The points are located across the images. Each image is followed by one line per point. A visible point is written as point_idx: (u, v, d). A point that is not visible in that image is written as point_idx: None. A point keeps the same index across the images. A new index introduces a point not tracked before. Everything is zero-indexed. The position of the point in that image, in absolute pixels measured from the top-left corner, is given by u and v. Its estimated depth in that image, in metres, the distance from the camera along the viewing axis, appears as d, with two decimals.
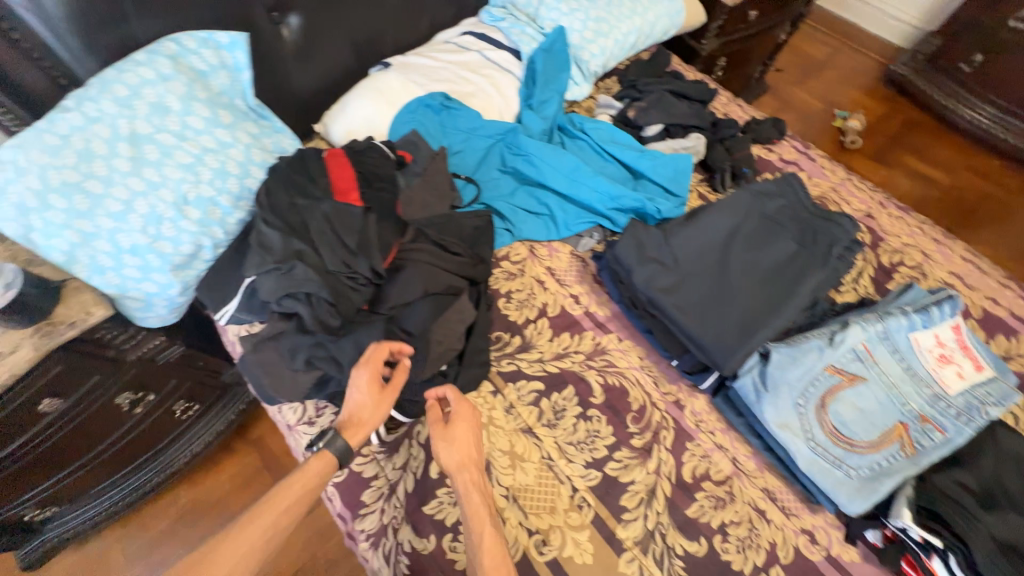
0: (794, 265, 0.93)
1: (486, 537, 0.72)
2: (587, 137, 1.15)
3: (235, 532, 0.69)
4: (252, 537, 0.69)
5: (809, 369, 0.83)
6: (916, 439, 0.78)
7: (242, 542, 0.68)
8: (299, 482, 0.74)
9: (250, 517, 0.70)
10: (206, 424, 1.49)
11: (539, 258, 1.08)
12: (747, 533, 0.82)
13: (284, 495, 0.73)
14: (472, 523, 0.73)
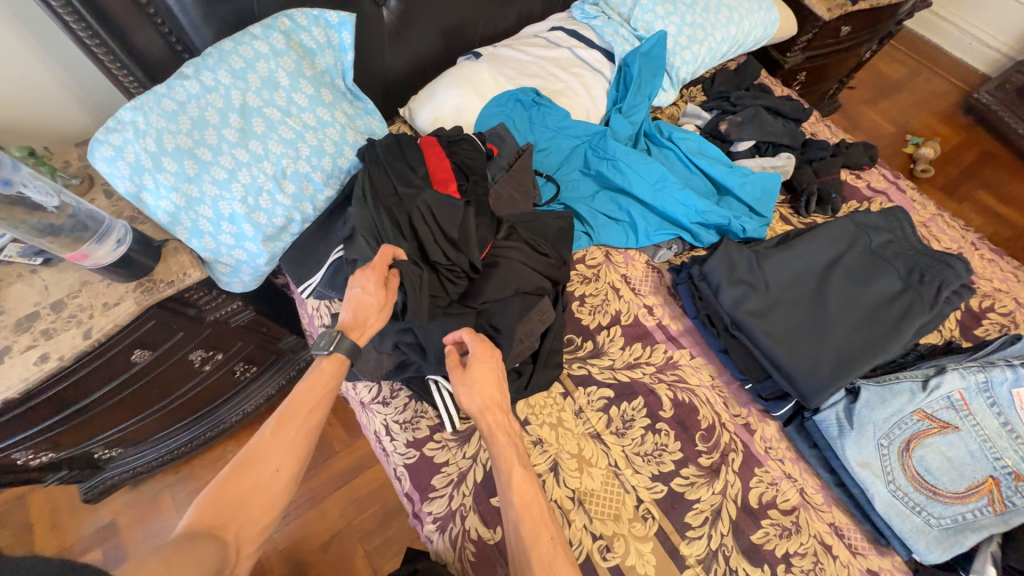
0: (897, 304, 0.91)
1: (514, 476, 0.71)
2: (675, 147, 1.13)
3: (276, 436, 0.68)
4: (293, 432, 0.69)
5: (896, 411, 0.82)
6: (1009, 496, 0.74)
7: (284, 442, 0.68)
8: (325, 386, 0.75)
9: (284, 422, 0.70)
10: (261, 386, 1.54)
11: (615, 265, 1.07)
12: (812, 566, 0.81)
13: (307, 397, 0.73)
14: (499, 462, 0.72)
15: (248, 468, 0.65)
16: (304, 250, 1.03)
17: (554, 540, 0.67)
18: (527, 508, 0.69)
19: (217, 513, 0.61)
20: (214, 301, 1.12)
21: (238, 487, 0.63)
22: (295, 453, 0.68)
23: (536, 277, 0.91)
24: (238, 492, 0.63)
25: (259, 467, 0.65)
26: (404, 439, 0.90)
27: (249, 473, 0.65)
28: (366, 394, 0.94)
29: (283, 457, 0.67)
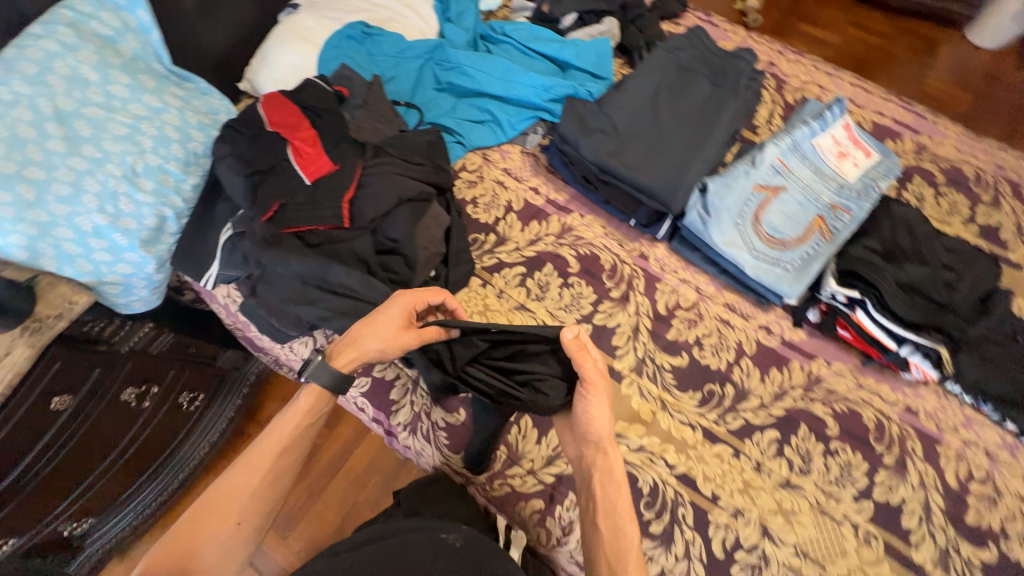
0: (713, 101, 1.05)
1: (622, 514, 0.70)
2: (510, 39, 1.20)
3: (240, 476, 0.73)
4: (256, 479, 0.73)
5: (742, 192, 0.96)
6: (831, 224, 0.94)
7: (251, 485, 0.73)
8: (300, 412, 0.78)
9: (251, 463, 0.74)
10: (217, 414, 1.46)
11: (493, 162, 1.15)
12: (718, 340, 0.99)
13: (280, 435, 0.76)
14: (612, 493, 0.71)
15: (208, 509, 0.70)
16: (192, 244, 1.03)
17: None
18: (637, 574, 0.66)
19: (166, 565, 0.66)
20: (118, 331, 1.11)
21: (197, 537, 0.68)
22: (255, 499, 0.72)
23: (416, 185, 0.95)
24: (195, 543, 0.68)
25: (220, 513, 0.70)
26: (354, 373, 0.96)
27: (208, 515, 0.69)
28: (304, 348, 0.98)
29: (243, 505, 0.72)
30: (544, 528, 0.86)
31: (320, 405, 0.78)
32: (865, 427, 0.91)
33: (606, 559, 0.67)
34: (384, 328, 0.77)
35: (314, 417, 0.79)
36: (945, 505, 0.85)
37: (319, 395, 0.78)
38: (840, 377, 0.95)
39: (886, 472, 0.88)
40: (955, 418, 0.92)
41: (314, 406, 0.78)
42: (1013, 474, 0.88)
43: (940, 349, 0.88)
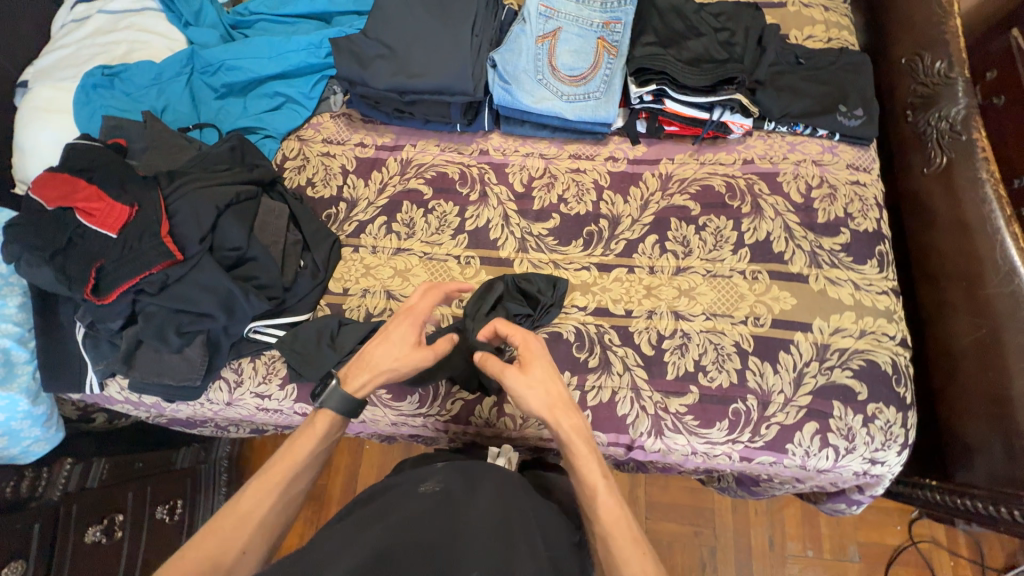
0: None
1: (586, 458, 0.72)
2: (260, 16, 1.15)
3: (248, 501, 0.67)
4: (265, 504, 0.67)
5: (529, 51, 1.02)
6: (611, 40, 1.02)
7: (260, 509, 0.66)
8: (307, 440, 0.73)
9: (261, 486, 0.68)
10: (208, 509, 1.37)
11: (310, 139, 1.13)
12: (578, 188, 1.05)
13: (292, 457, 0.71)
14: (571, 444, 0.73)
15: (211, 532, 0.64)
16: (57, 356, 0.93)
17: (621, 522, 0.68)
18: (612, 515, 0.68)
19: None
20: (37, 485, 1.01)
21: (193, 564, 0.61)
22: (265, 526, 0.66)
23: (231, 188, 0.91)
24: (194, 572, 0.60)
25: (223, 538, 0.63)
26: (277, 386, 0.93)
27: (210, 539, 0.63)
28: (222, 392, 0.93)
29: (248, 534, 0.65)
30: (509, 415, 0.94)
31: (330, 433, 0.75)
32: (720, 194, 1.01)
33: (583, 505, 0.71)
34: (396, 349, 0.78)
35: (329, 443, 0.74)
36: (800, 220, 0.98)
37: (331, 424, 0.75)
38: (686, 165, 1.05)
39: (748, 219, 0.99)
40: (783, 150, 1.04)
41: (325, 434, 0.74)
42: (840, 168, 1.02)
43: (737, 97, 0.98)
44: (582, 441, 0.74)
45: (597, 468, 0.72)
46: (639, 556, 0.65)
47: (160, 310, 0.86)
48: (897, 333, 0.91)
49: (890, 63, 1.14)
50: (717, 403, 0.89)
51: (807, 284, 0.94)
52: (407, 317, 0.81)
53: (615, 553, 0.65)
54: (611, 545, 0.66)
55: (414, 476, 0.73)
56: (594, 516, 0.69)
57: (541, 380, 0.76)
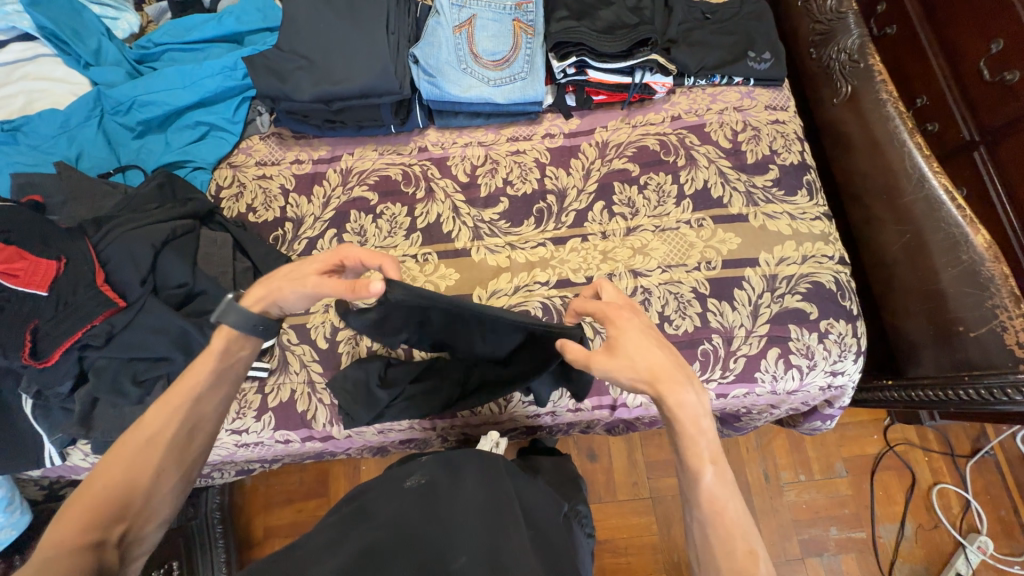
0: None
1: (690, 438, 0.58)
2: (166, 47, 1.10)
3: (155, 421, 0.57)
4: (179, 422, 0.58)
5: (448, 41, 1.02)
6: (526, 20, 1.04)
7: (170, 426, 0.57)
8: (217, 349, 0.63)
9: (166, 403, 0.58)
10: (208, 565, 1.30)
11: (243, 165, 1.10)
12: (520, 168, 1.07)
13: (203, 367, 0.62)
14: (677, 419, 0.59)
15: (116, 453, 0.54)
16: (7, 436, 0.86)
17: (728, 523, 0.54)
18: (720, 509, 0.55)
19: (87, 523, 0.50)
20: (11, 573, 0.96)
21: (104, 498, 0.52)
22: (180, 445, 0.58)
23: (167, 225, 0.88)
24: (108, 505, 0.51)
25: (127, 462, 0.54)
26: (253, 417, 0.93)
27: (115, 464, 0.54)
28: None
29: (163, 453, 0.56)
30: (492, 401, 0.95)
31: (241, 345, 0.65)
32: (655, 152, 1.06)
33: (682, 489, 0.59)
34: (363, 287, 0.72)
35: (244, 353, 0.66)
36: (732, 164, 1.04)
37: (235, 338, 0.65)
38: (619, 131, 1.08)
39: (685, 171, 1.04)
40: (706, 101, 1.09)
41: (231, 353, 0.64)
42: (760, 110, 1.08)
43: (654, 58, 1.02)
44: (680, 414, 0.59)
45: (710, 448, 0.57)
46: (745, 558, 0.53)
47: (112, 363, 0.82)
48: (835, 253, 0.98)
49: (789, 6, 1.21)
50: (686, 348, 0.93)
51: (747, 222, 0.99)
52: (330, 254, 0.68)
53: (721, 555, 0.53)
54: (716, 544, 0.54)
55: (400, 471, 0.75)
56: (697, 503, 0.56)
57: (635, 351, 0.62)
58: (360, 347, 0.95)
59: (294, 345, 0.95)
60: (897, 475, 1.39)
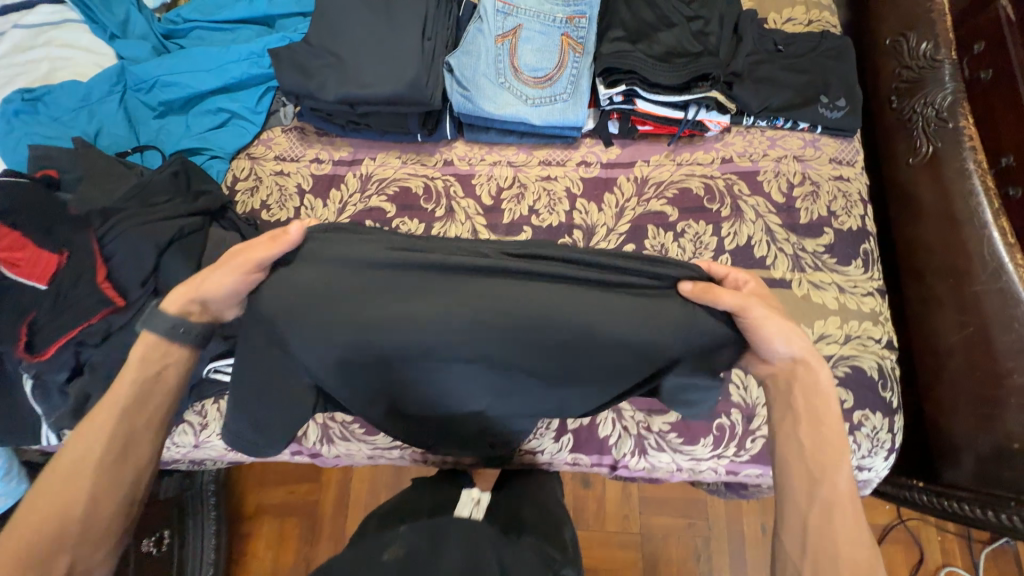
0: None
1: (828, 434, 0.60)
2: (194, 24, 1.05)
3: (42, 504, 0.56)
4: (74, 488, 0.57)
5: (488, 52, 0.93)
6: (577, 36, 0.94)
7: (79, 501, 0.57)
8: (140, 390, 0.62)
9: (51, 476, 0.57)
10: (199, 536, 1.30)
11: (262, 158, 1.05)
12: (549, 198, 0.99)
13: (92, 427, 0.60)
14: (815, 404, 0.62)
15: (20, 529, 0.56)
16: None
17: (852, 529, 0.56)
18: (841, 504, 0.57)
19: None
20: None
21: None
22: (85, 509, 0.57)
23: (172, 223, 0.83)
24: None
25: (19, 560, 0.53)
26: None
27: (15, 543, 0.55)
28: (188, 435, 0.91)
29: (60, 526, 0.56)
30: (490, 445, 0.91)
31: (152, 371, 0.63)
32: (698, 197, 0.96)
33: (804, 462, 0.60)
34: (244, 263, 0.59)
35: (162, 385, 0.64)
36: (782, 221, 0.94)
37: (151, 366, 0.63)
38: (662, 167, 0.99)
39: (727, 223, 0.94)
40: (763, 145, 0.99)
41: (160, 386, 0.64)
42: (823, 163, 0.97)
43: (713, 95, 0.91)
44: (830, 415, 0.61)
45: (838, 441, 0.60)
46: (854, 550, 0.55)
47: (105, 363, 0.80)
48: (883, 336, 0.89)
49: (876, 43, 1.07)
50: (700, 419, 0.86)
51: (790, 289, 0.90)
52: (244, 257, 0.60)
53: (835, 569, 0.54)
54: (840, 557, 0.55)
55: (374, 541, 0.68)
56: (825, 515, 0.57)
57: (785, 333, 0.60)
58: None
59: None
60: (904, 553, 1.30)
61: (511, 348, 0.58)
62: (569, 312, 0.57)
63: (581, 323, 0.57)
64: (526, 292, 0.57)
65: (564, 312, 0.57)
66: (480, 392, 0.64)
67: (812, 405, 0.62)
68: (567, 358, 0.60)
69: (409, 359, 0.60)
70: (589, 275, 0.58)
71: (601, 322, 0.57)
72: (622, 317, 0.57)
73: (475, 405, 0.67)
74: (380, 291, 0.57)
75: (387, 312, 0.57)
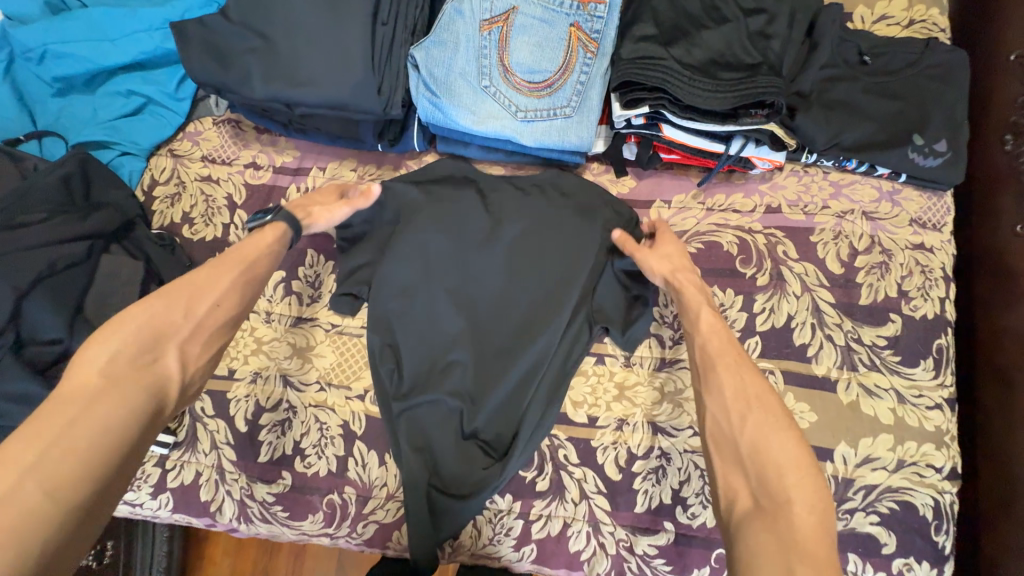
0: None
1: (709, 330, 0.62)
2: None
3: (173, 306, 0.58)
4: (211, 289, 0.60)
5: (469, 43, 0.70)
6: (589, 29, 0.70)
7: (200, 310, 0.59)
8: (255, 251, 0.65)
9: (209, 273, 0.61)
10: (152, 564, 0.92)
11: (187, 156, 0.84)
12: None
13: (250, 245, 0.66)
14: (688, 299, 0.65)
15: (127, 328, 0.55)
16: None
17: (758, 395, 0.56)
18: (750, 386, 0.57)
19: (138, 358, 0.53)
20: None
21: (119, 405, 0.50)
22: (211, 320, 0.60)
23: (45, 253, 0.68)
24: (130, 411, 0.50)
25: (156, 341, 0.55)
26: (148, 493, 0.76)
27: (126, 338, 0.54)
28: None
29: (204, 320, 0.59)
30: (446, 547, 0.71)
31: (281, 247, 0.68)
32: (729, 257, 0.74)
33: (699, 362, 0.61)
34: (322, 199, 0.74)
35: (282, 251, 0.68)
36: (836, 300, 0.72)
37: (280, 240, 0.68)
38: (687, 212, 0.77)
39: (764, 295, 0.73)
40: (823, 193, 0.76)
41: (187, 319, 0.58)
42: (899, 225, 0.74)
43: (769, 127, 0.67)
44: (694, 293, 0.66)
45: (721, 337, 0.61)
46: (761, 413, 0.54)
47: None
48: (946, 464, 0.68)
49: (991, 59, 0.79)
50: (698, 547, 0.69)
51: (834, 394, 0.69)
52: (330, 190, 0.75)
53: (737, 416, 0.55)
54: (730, 406, 0.56)
55: None
56: (707, 370, 0.59)
57: (671, 257, 0.69)
58: (285, 439, 0.75)
59: (207, 418, 0.76)
60: None
61: (517, 292, 0.74)
62: (544, 217, 0.75)
63: (561, 273, 0.74)
64: (528, 201, 0.76)
65: (546, 256, 0.74)
66: (487, 357, 0.72)
67: (687, 303, 0.65)
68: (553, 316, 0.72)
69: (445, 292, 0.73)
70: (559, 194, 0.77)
71: (572, 276, 0.73)
72: (553, 227, 0.75)
73: (449, 341, 0.72)
74: (440, 214, 0.75)
75: (428, 210, 0.75)
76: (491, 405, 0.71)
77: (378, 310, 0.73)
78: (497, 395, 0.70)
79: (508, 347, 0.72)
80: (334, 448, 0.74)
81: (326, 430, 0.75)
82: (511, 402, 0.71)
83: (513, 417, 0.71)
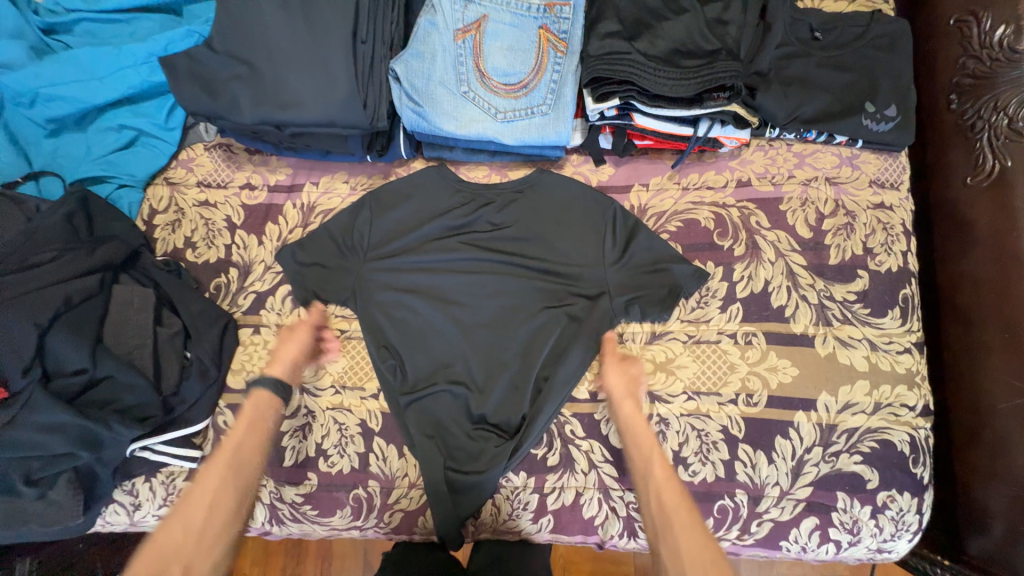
0: None
1: (660, 474, 0.67)
2: (79, 15, 0.83)
3: (190, 513, 0.65)
4: (212, 485, 0.67)
5: (445, 53, 0.74)
6: (558, 30, 0.74)
7: (201, 511, 0.65)
8: (236, 440, 0.71)
9: (206, 476, 0.68)
10: None
11: (182, 184, 0.87)
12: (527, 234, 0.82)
13: (233, 437, 0.72)
14: (641, 431, 0.71)
15: (153, 549, 0.62)
16: None
17: (704, 549, 0.60)
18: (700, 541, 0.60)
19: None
20: None
21: None
22: (221, 510, 0.66)
23: (59, 291, 0.70)
24: None
25: (166, 552, 0.62)
26: None
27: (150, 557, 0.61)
28: (120, 515, 0.78)
29: (207, 518, 0.65)
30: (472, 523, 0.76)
31: (258, 414, 0.74)
32: (707, 232, 0.79)
33: (654, 502, 0.66)
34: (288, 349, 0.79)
35: (262, 427, 0.74)
36: (807, 262, 0.78)
37: (259, 405, 0.74)
38: (664, 193, 0.82)
39: (741, 264, 0.78)
40: (788, 164, 0.81)
41: (226, 471, 0.69)
42: (860, 187, 0.80)
43: (731, 109, 0.73)
44: (646, 442, 0.70)
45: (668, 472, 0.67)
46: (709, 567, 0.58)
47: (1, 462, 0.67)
48: (918, 403, 0.75)
49: (934, 25, 0.84)
50: (701, 502, 0.73)
51: (812, 348, 0.75)
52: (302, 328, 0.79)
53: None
54: (686, 564, 0.59)
55: None
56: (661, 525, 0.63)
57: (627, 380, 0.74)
58: (307, 442, 0.79)
59: (230, 430, 0.80)
60: None
61: (512, 290, 0.79)
62: (532, 221, 0.80)
63: (553, 271, 0.78)
64: (514, 206, 0.81)
65: (535, 254, 0.79)
66: (486, 352, 0.77)
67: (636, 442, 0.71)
68: (549, 308, 0.77)
69: (441, 294, 0.79)
70: (544, 196, 0.81)
71: (564, 272, 0.78)
72: (540, 229, 0.80)
73: (454, 343, 0.77)
74: (430, 226, 0.81)
75: (423, 225, 0.81)
76: (499, 397, 0.76)
77: (382, 320, 0.78)
78: (500, 386, 0.76)
79: (509, 342, 0.77)
80: (354, 446, 0.78)
81: (345, 430, 0.79)
82: (516, 392, 0.76)
83: (519, 406, 0.75)
